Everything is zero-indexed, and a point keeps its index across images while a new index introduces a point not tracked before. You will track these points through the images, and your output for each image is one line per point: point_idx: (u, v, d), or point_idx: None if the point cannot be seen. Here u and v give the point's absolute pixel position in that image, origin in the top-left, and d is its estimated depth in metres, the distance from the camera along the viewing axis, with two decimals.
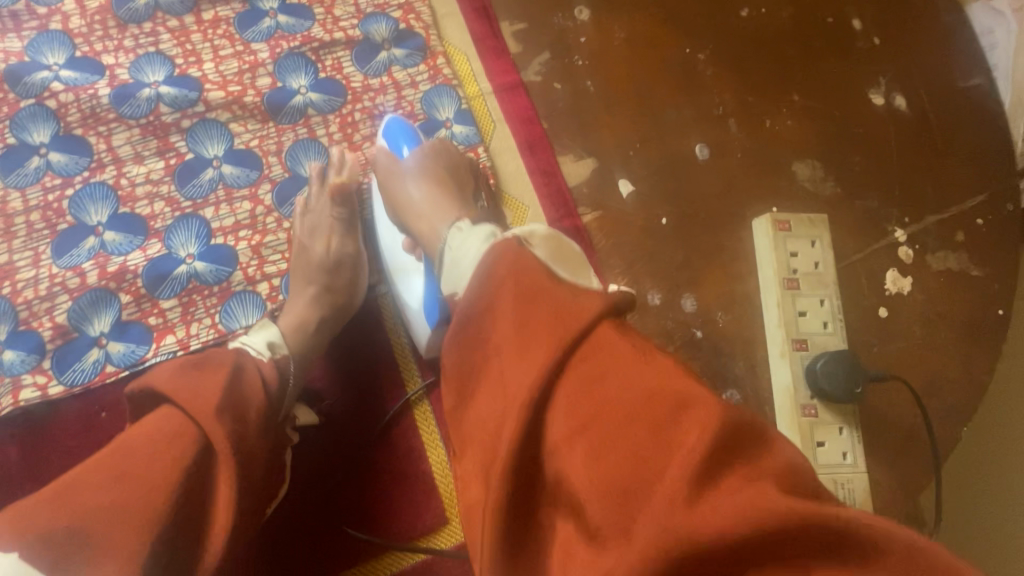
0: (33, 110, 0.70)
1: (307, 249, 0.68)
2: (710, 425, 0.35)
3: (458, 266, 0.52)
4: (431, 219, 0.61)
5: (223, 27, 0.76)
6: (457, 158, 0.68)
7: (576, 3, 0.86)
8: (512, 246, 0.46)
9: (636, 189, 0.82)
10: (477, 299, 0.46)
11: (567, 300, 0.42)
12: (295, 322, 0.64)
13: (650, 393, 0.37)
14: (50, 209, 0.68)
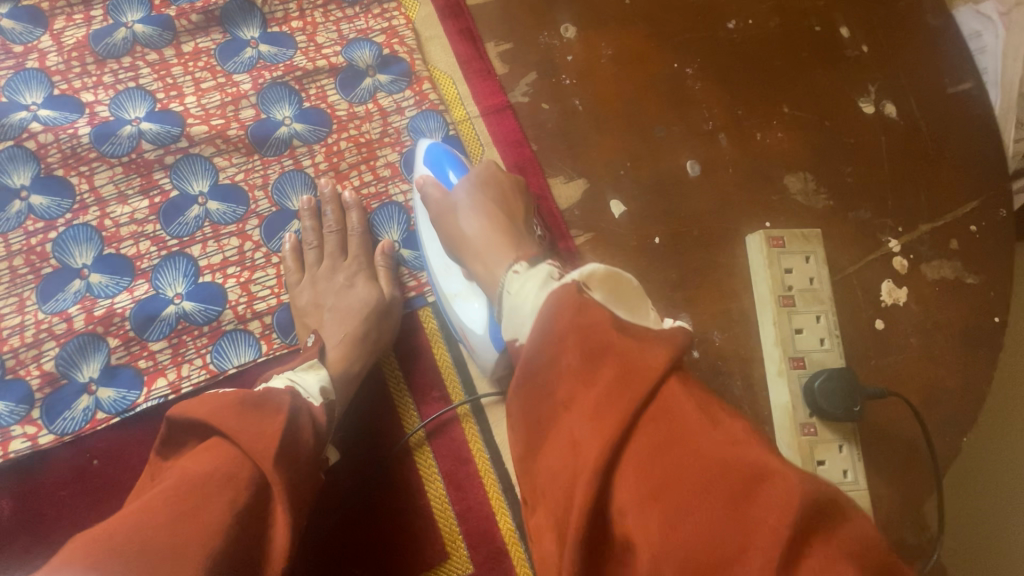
0: (13, 152, 0.68)
1: (351, 291, 0.69)
2: (791, 503, 0.32)
3: (517, 313, 0.47)
4: (485, 259, 0.57)
5: (204, 59, 0.75)
6: (506, 185, 0.64)
7: (562, 21, 0.86)
8: (573, 294, 0.43)
9: (628, 209, 0.81)
10: (542, 353, 0.42)
11: (633, 353, 0.40)
12: (344, 370, 0.64)
13: (726, 465, 0.34)
14: (34, 253, 0.67)
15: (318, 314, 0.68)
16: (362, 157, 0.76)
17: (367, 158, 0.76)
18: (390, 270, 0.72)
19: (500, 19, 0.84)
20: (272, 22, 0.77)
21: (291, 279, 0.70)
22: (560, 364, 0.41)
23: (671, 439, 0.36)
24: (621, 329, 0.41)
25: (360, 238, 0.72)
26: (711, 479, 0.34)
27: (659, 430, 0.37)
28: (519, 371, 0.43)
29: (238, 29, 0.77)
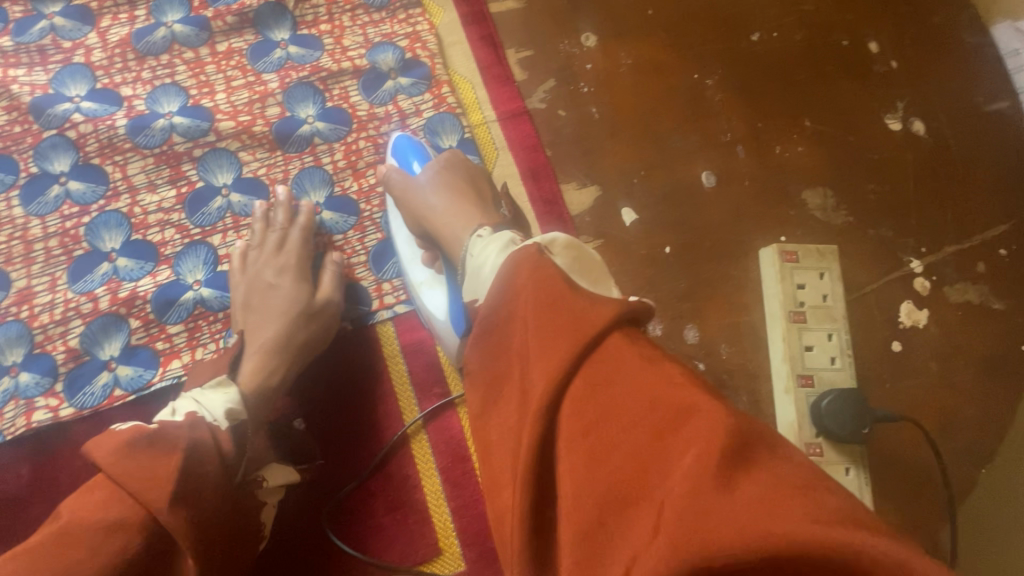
0: (55, 140, 0.73)
1: (280, 291, 0.68)
2: (711, 435, 0.34)
3: (478, 274, 0.54)
4: (452, 231, 0.62)
5: (236, 59, 0.79)
6: (471, 168, 0.68)
7: (584, 30, 0.87)
8: (530, 256, 0.47)
9: (640, 218, 0.81)
10: (497, 308, 0.48)
11: (576, 304, 0.43)
12: (260, 379, 0.62)
13: (656, 401, 0.38)
14: (67, 236, 0.71)
15: (247, 315, 0.67)
16: (379, 156, 0.78)
17: (383, 158, 0.78)
18: (332, 275, 0.71)
19: (523, 28, 0.86)
20: (302, 25, 0.81)
21: (231, 279, 0.69)
22: (514, 319, 0.46)
23: (622, 426, 0.38)
24: (569, 292, 0.44)
25: (301, 238, 0.71)
26: (643, 416, 0.38)
27: (615, 416, 0.38)
28: (479, 322, 0.49)
29: (269, 30, 0.80)
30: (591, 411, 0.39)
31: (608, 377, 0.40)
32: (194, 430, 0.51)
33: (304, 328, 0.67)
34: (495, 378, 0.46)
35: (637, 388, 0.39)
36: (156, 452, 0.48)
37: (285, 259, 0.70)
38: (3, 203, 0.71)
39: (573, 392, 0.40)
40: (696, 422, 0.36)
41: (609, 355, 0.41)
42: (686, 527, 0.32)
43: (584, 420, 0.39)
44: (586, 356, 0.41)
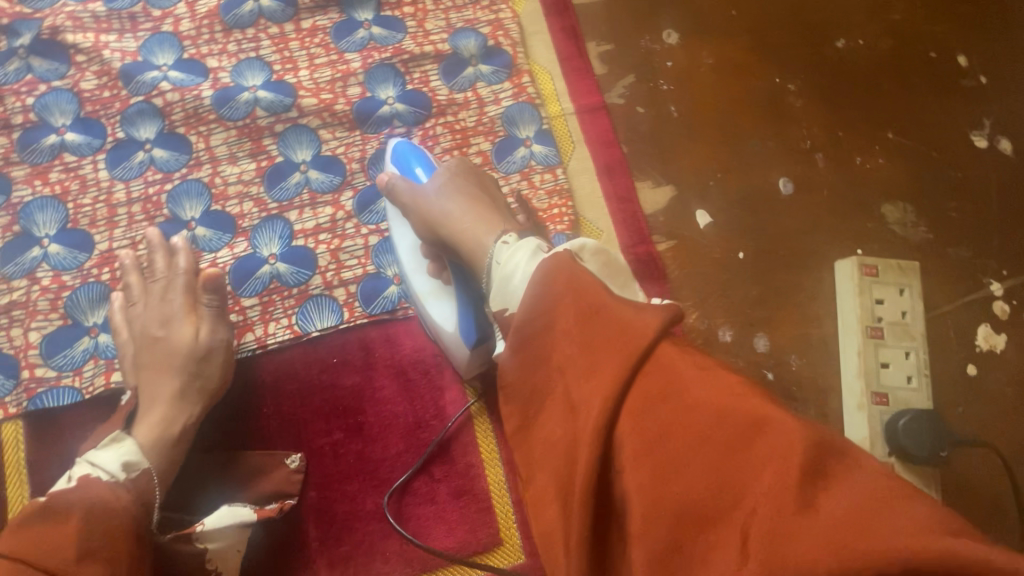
0: (142, 107, 0.73)
1: (165, 341, 0.63)
2: (790, 447, 0.32)
3: (506, 284, 0.49)
4: (472, 237, 0.57)
5: (320, 37, 0.79)
6: (480, 175, 0.65)
7: (665, 26, 0.86)
8: (563, 264, 0.45)
9: (714, 221, 0.79)
10: (535, 317, 0.44)
11: (616, 315, 0.41)
12: (156, 432, 0.60)
13: (721, 411, 0.35)
14: (150, 202, 0.71)
15: (137, 373, 0.63)
16: (455, 142, 0.77)
17: (460, 144, 0.77)
18: (218, 315, 0.65)
19: (604, 21, 0.85)
20: (385, 7, 0.81)
21: (117, 338, 0.65)
22: (555, 329, 0.43)
23: (688, 440, 0.35)
24: (607, 301, 0.42)
25: (183, 281, 0.65)
26: (712, 427, 0.35)
27: (680, 430, 0.36)
28: (513, 336, 0.45)
29: (354, 10, 0.80)
30: (654, 424, 0.36)
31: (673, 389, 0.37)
32: (87, 494, 0.53)
33: (196, 374, 0.63)
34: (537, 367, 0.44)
35: (704, 395, 0.36)
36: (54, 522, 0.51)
37: (167, 306, 0.65)
38: (89, 165, 0.71)
39: (630, 406, 0.37)
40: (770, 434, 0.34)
41: (665, 364, 0.38)
42: (772, 549, 0.30)
43: (647, 437, 0.36)
44: (639, 368, 0.38)
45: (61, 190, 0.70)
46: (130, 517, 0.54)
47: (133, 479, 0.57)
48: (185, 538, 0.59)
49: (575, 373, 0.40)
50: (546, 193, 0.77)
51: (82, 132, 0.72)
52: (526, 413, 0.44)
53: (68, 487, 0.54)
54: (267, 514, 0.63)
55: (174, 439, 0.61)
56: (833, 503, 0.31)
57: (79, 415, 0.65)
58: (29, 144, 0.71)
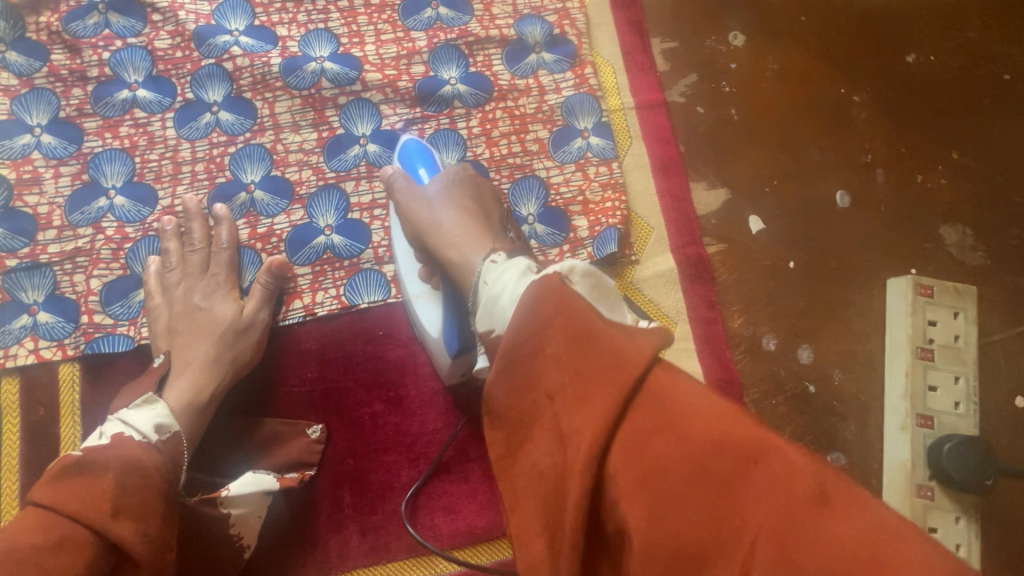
0: (212, 70, 0.75)
1: (208, 312, 0.65)
2: (787, 480, 0.31)
3: (493, 304, 0.46)
4: (461, 249, 0.56)
5: (388, 13, 0.80)
6: (481, 184, 0.63)
7: (732, 28, 0.85)
8: (553, 288, 0.42)
9: (767, 228, 0.78)
10: (523, 342, 0.41)
11: (607, 345, 0.38)
12: (191, 397, 0.60)
13: (718, 442, 0.33)
14: (213, 163, 0.73)
15: (171, 338, 0.64)
16: (514, 128, 0.78)
17: (518, 130, 0.77)
18: (263, 293, 0.67)
19: (669, 18, 0.84)
20: None
21: (149, 301, 0.66)
22: (543, 355, 0.40)
23: (682, 472, 0.33)
24: (598, 329, 0.40)
25: (228, 256, 0.69)
26: (708, 459, 0.33)
27: (670, 461, 0.34)
28: (501, 359, 0.42)
29: None
30: (647, 459, 0.34)
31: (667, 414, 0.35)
32: (118, 451, 0.52)
33: (233, 348, 0.65)
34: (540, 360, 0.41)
35: (699, 420, 0.35)
36: (85, 475, 0.49)
37: (212, 280, 0.67)
38: (157, 123, 0.73)
39: (620, 435, 0.35)
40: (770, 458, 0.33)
41: (658, 386, 0.37)
42: None
43: (638, 470, 0.34)
44: (635, 397, 0.36)
45: (130, 144, 0.72)
46: (158, 475, 0.52)
47: (162, 442, 0.56)
48: (211, 502, 0.59)
49: (573, 393, 0.38)
50: (600, 185, 0.76)
51: (153, 90, 0.74)
52: (510, 440, 0.42)
53: (100, 443, 0.52)
54: (289, 483, 0.64)
55: (204, 408, 0.61)
56: (844, 528, 0.30)
57: (131, 362, 0.67)
58: (102, 97, 0.73)
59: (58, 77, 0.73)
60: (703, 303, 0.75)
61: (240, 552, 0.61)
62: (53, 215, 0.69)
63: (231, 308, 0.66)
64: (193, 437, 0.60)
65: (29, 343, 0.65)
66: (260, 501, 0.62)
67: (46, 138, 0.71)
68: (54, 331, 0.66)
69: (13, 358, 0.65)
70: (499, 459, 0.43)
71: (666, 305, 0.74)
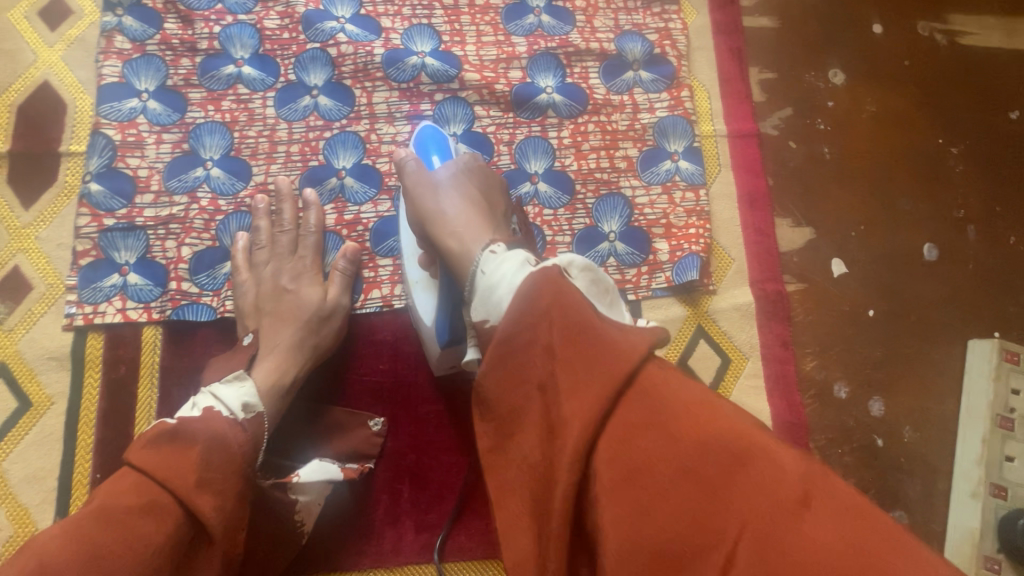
0: (315, 54, 0.76)
1: (295, 294, 0.66)
2: (768, 481, 0.36)
3: (491, 293, 0.48)
4: (463, 236, 0.56)
5: (491, 15, 0.80)
6: (490, 174, 0.63)
7: (832, 65, 0.84)
8: (553, 278, 0.45)
9: (849, 272, 0.77)
10: (516, 335, 0.44)
11: (602, 344, 0.42)
12: (274, 376, 0.61)
13: (703, 443, 0.38)
14: (308, 146, 0.74)
15: (257, 316, 0.65)
16: (604, 143, 0.77)
17: (608, 146, 0.77)
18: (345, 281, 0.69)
19: (770, 48, 0.83)
20: None
21: (236, 277, 0.67)
22: (535, 347, 0.43)
23: (667, 473, 0.38)
24: (594, 325, 0.43)
25: (316, 241, 0.70)
26: (695, 461, 0.37)
27: (654, 463, 0.38)
28: (495, 347, 0.45)
29: None
30: (636, 458, 0.38)
31: (659, 416, 0.39)
32: (210, 427, 0.51)
33: (315, 333, 0.65)
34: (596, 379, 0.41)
35: (689, 428, 0.39)
36: (178, 446, 0.48)
37: (298, 263, 0.69)
38: (259, 100, 0.75)
39: (608, 430, 0.40)
40: (758, 466, 0.37)
41: (650, 386, 0.41)
42: None
43: (626, 468, 0.38)
44: (623, 394, 0.40)
45: (230, 119, 0.74)
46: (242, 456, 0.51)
47: (247, 419, 0.54)
48: (282, 486, 0.58)
49: (567, 384, 0.41)
50: (684, 211, 0.76)
51: (258, 68, 0.75)
52: (499, 431, 0.45)
53: (192, 415, 0.51)
54: (351, 474, 0.64)
55: (286, 389, 0.62)
56: (817, 527, 0.35)
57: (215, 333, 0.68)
58: (209, 70, 0.75)
59: (169, 46, 0.75)
60: (777, 342, 0.74)
61: (297, 539, 0.61)
62: (152, 180, 0.71)
63: (317, 289, 0.67)
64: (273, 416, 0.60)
65: (117, 303, 0.67)
66: (321, 491, 0.62)
67: (152, 104, 0.73)
68: (142, 294, 0.68)
69: (101, 315, 0.67)
70: (488, 452, 0.46)
71: (740, 338, 0.73)
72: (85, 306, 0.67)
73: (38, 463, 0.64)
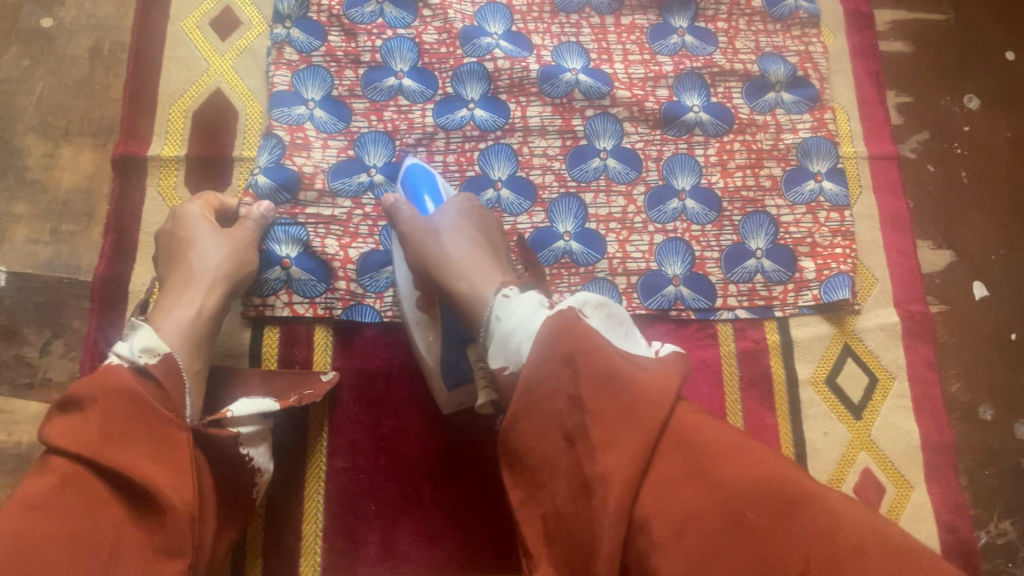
0: (473, 68, 0.78)
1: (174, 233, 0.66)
2: (806, 521, 0.42)
3: (510, 339, 0.53)
4: (473, 280, 0.60)
5: (637, 35, 0.82)
6: (485, 215, 0.66)
7: (967, 90, 0.85)
8: (570, 325, 0.51)
9: (991, 296, 0.78)
10: (541, 382, 0.49)
11: (633, 396, 0.48)
12: (185, 320, 0.60)
13: (744, 489, 0.44)
14: (464, 156, 0.76)
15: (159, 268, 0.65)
16: (750, 161, 0.79)
17: (753, 164, 0.79)
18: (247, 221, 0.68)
19: (905, 73, 0.85)
20: (702, 17, 0.83)
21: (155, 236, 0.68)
22: (561, 397, 0.49)
23: (712, 522, 0.43)
24: (618, 372, 0.49)
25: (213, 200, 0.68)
26: (731, 504, 0.43)
27: (697, 513, 0.43)
28: (519, 390, 0.50)
29: (672, 15, 0.83)
30: (677, 510, 0.44)
31: (698, 467, 0.45)
32: (129, 390, 0.51)
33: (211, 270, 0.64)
34: (632, 428, 0.46)
35: (728, 475, 0.44)
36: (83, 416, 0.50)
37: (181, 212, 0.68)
38: (418, 112, 0.77)
39: (648, 479, 0.46)
40: (794, 508, 0.42)
41: (680, 433, 0.47)
42: None
43: (672, 519, 0.44)
44: (656, 443, 0.46)
45: (392, 128, 0.76)
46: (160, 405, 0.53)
47: (152, 362, 0.55)
48: (215, 423, 0.58)
49: (602, 434, 0.47)
50: (829, 231, 0.77)
51: (417, 80, 0.78)
52: (531, 483, 0.49)
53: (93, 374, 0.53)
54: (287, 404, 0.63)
55: (202, 327, 0.61)
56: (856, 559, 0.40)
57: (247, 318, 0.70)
58: (372, 82, 0.77)
59: (334, 58, 0.77)
60: (924, 363, 0.74)
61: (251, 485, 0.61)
62: (316, 177, 0.73)
63: (220, 237, 0.65)
64: (194, 358, 0.59)
65: (285, 296, 0.70)
66: (261, 431, 0.62)
67: (319, 112, 0.75)
68: (306, 289, 0.71)
69: (271, 307, 0.70)
70: (521, 501, 0.50)
71: (886, 359, 0.74)
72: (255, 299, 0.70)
73: None
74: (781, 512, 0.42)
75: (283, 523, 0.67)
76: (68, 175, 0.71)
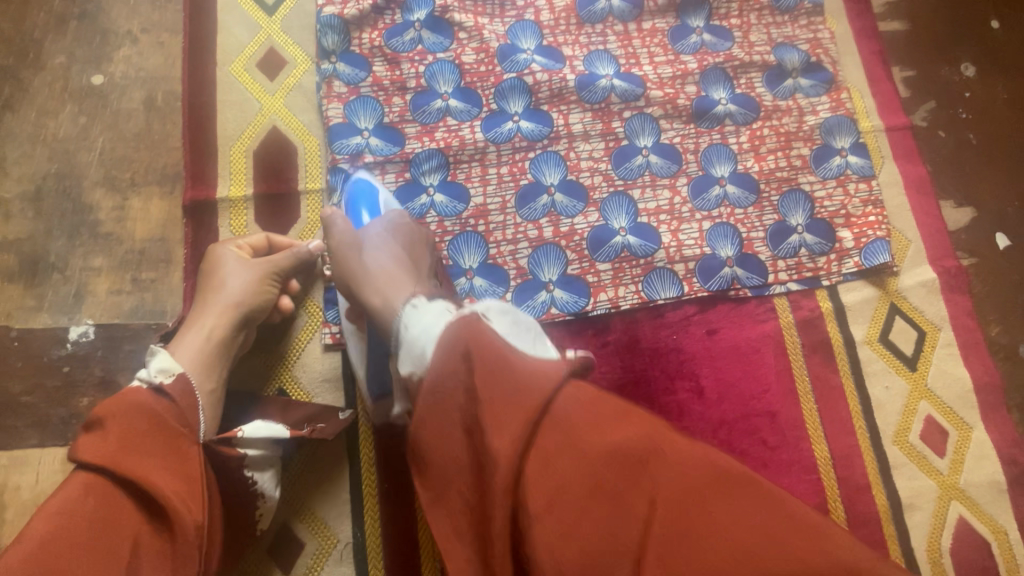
0: (514, 83, 0.82)
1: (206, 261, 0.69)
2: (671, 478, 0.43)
3: (420, 341, 0.54)
4: (387, 293, 0.61)
5: (659, 37, 0.87)
6: (414, 234, 0.69)
7: (963, 59, 0.92)
8: (469, 322, 0.51)
9: (1013, 244, 0.84)
10: (441, 380, 0.49)
11: (522, 380, 0.47)
12: (198, 339, 0.62)
13: (616, 451, 0.44)
14: (516, 167, 0.80)
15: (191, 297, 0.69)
16: (780, 144, 0.84)
17: (783, 147, 0.84)
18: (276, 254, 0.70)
19: (906, 50, 0.92)
20: (716, 16, 0.89)
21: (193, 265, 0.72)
22: (458, 393, 0.48)
23: (581, 488, 0.43)
24: (507, 359, 0.48)
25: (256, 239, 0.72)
26: (603, 468, 0.43)
27: (572, 481, 0.43)
28: (425, 393, 0.50)
29: (688, 17, 0.89)
30: (554, 481, 0.43)
31: (576, 441, 0.44)
32: (143, 407, 0.53)
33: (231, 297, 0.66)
34: (515, 411, 0.45)
35: (595, 443, 0.44)
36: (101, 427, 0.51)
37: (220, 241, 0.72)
38: (467, 129, 0.81)
39: (534, 453, 0.44)
40: (661, 468, 0.43)
41: (560, 411, 0.46)
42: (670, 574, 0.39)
43: (551, 488, 0.43)
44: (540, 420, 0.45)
45: (445, 146, 0.80)
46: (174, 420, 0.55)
47: (167, 381, 0.57)
48: (224, 442, 0.60)
49: (489, 422, 0.45)
50: (860, 201, 0.83)
51: (462, 100, 0.81)
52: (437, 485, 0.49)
53: None
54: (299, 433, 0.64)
55: (214, 349, 0.62)
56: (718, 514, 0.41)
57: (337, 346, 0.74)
58: (420, 106, 0.80)
59: (381, 87, 0.80)
60: (964, 313, 0.80)
61: (254, 495, 0.63)
62: None
63: (246, 270, 0.67)
64: (208, 375, 0.61)
65: None
66: (267, 456, 0.63)
67: (374, 140, 0.78)
68: None
69: None
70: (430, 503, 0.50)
71: (930, 313, 0.80)
72: (332, 325, 0.74)
73: (319, 480, 0.71)
74: (646, 471, 0.43)
75: (402, 538, 0.70)
76: (141, 225, 0.73)
